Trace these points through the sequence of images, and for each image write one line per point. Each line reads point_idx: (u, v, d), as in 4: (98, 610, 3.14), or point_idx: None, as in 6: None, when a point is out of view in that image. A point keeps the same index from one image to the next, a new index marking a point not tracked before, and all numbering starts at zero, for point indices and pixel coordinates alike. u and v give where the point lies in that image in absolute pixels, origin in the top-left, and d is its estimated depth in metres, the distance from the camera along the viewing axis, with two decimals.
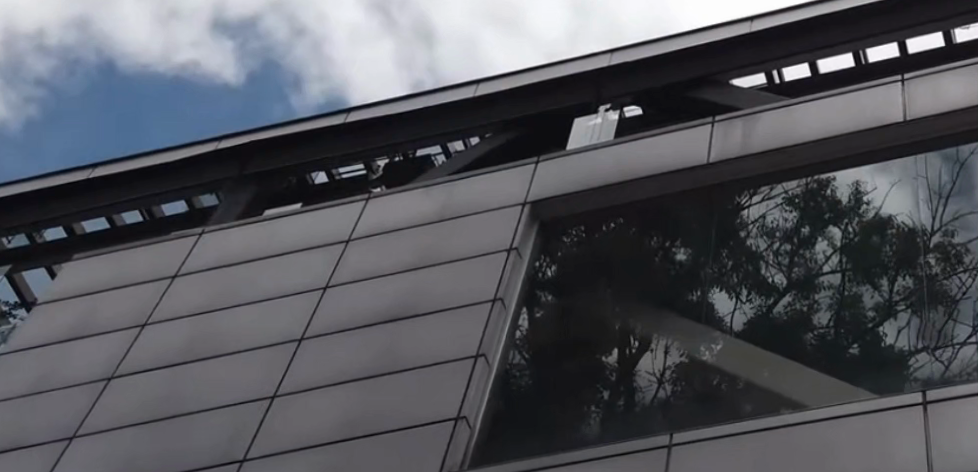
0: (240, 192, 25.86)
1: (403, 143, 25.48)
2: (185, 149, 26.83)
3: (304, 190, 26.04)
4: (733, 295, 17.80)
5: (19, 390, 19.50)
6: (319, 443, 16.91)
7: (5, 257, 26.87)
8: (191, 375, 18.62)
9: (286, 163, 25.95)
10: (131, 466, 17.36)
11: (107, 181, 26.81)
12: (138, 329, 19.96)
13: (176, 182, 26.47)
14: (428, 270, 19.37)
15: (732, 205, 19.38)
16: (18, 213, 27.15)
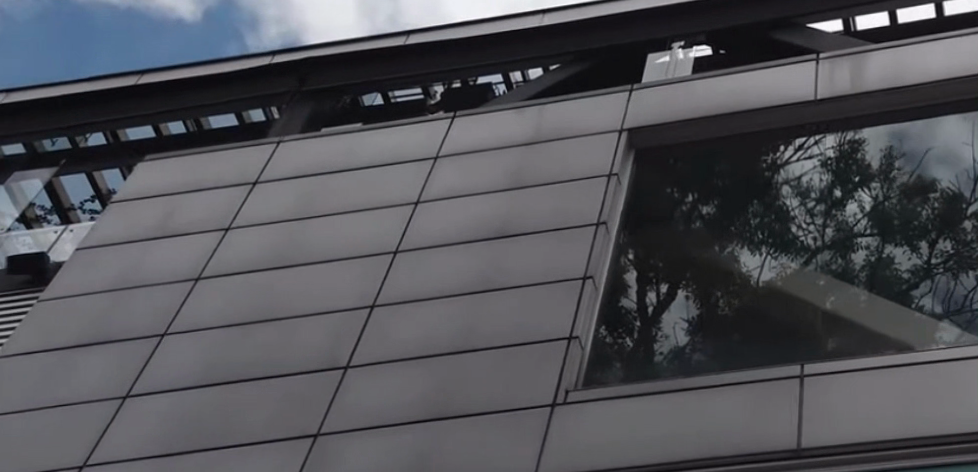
0: (299, 107, 25.43)
1: (465, 69, 24.88)
2: (244, 61, 26.38)
3: (356, 111, 25.68)
4: (759, 252, 17.17)
5: (90, 287, 18.25)
6: (423, 354, 15.80)
7: (47, 160, 26.46)
8: (274, 283, 17.61)
9: (338, 83, 25.54)
10: (221, 372, 16.19)
11: (164, 88, 26.51)
12: (223, 233, 19.23)
13: (258, 89, 26.03)
14: (511, 194, 18.85)
15: (771, 158, 18.63)
16: (68, 114, 26.77)
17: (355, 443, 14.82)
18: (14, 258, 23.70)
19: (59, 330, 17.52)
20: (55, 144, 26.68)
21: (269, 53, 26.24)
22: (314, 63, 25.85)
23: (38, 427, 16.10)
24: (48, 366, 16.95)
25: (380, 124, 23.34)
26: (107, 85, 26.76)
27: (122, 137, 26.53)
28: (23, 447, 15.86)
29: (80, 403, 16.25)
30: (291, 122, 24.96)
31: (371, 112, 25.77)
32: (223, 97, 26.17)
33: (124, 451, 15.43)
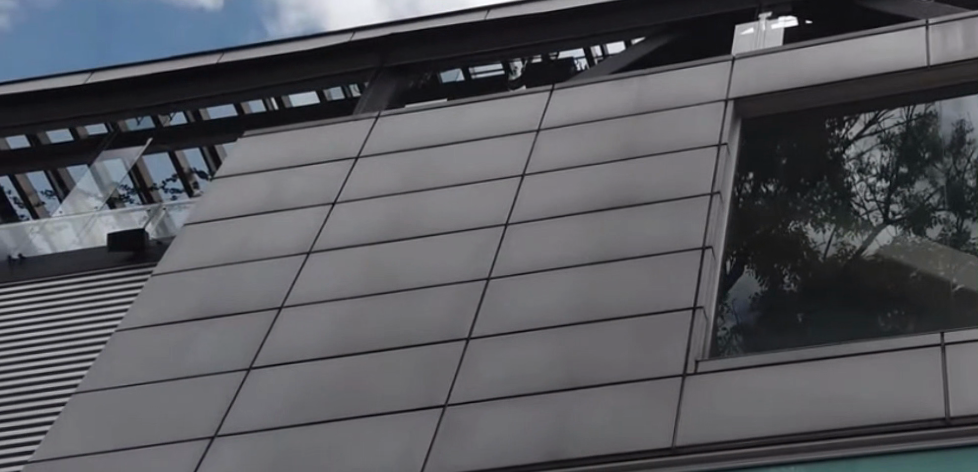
0: (386, 83, 25.40)
1: (546, 43, 24.76)
2: (324, 38, 26.26)
3: (436, 88, 25.46)
4: (823, 230, 16.99)
5: (204, 261, 18.27)
6: (545, 325, 15.75)
7: (133, 139, 26.65)
8: (390, 256, 17.58)
9: (422, 59, 25.46)
10: (343, 344, 16.18)
11: (250, 66, 26.48)
12: (330, 207, 19.06)
13: (339, 67, 25.94)
14: (616, 164, 18.67)
15: (838, 135, 18.39)
16: (155, 94, 26.91)
17: (486, 414, 14.79)
18: (114, 234, 23.20)
19: (178, 304, 17.55)
20: (138, 125, 26.86)
21: (349, 31, 26.11)
22: (398, 40, 25.70)
23: (161, 399, 16.13)
24: (167, 341, 16.98)
25: (468, 100, 23.13)
26: (192, 64, 26.70)
27: (205, 116, 26.59)
28: (149, 418, 15.91)
29: (200, 375, 16.29)
30: (378, 100, 24.84)
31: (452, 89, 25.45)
32: (312, 75, 26.13)
33: (254, 422, 15.45)
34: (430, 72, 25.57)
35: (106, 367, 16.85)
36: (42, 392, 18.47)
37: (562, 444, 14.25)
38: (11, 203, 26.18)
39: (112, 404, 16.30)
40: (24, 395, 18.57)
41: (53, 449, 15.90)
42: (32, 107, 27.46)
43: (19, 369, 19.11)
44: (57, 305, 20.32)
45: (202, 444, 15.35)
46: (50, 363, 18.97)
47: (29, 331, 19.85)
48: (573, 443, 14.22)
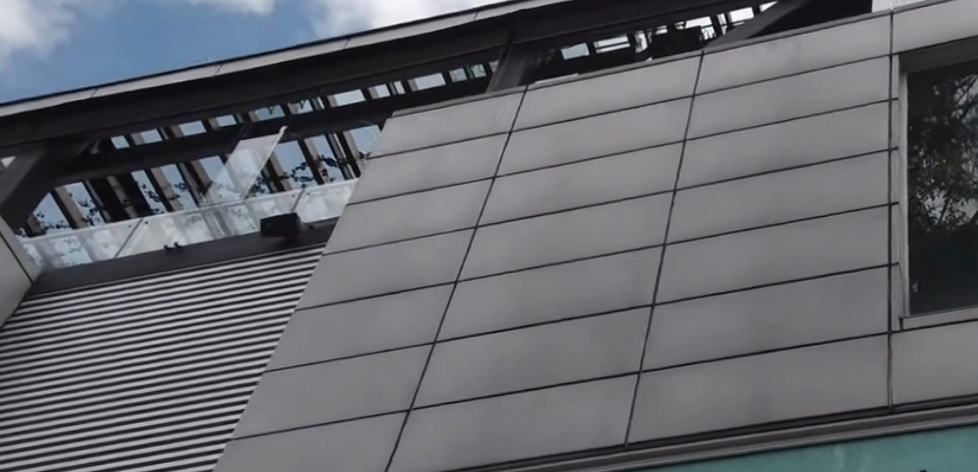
0: (517, 61, 25.92)
1: (671, 14, 25.19)
2: (449, 19, 26.96)
3: (560, 64, 26.31)
4: (935, 196, 16.42)
5: (374, 239, 18.09)
6: (731, 289, 15.39)
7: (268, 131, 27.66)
8: (562, 225, 17.28)
9: (545, 37, 26.12)
10: (525, 316, 15.93)
11: (380, 50, 27.14)
12: (490, 180, 18.69)
13: (466, 47, 26.61)
14: (781, 123, 18.14)
15: (951, 103, 17.83)
16: (298, 80, 27.49)
17: (683, 381, 14.44)
18: (268, 220, 23.16)
19: (352, 283, 17.41)
20: (273, 113, 27.77)
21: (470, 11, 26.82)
22: (521, 16, 26.32)
23: (350, 375, 16.02)
24: (346, 319, 16.85)
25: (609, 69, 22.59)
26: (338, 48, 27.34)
27: (332, 102, 27.44)
28: (341, 394, 15.81)
29: (383, 351, 16.14)
30: (511, 76, 25.48)
31: (575, 64, 26.30)
32: (444, 55, 26.69)
33: (448, 394, 15.27)
34: (553, 47, 26.21)
35: (285, 350, 16.73)
36: (225, 400, 18.53)
37: (768, 408, 13.87)
38: (148, 198, 27.90)
39: (301, 383, 16.21)
40: (206, 403, 18.62)
41: (250, 428, 15.85)
42: (189, 99, 28.01)
43: (197, 376, 19.20)
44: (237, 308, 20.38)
45: (398, 418, 15.19)
46: (229, 372, 19.05)
47: (201, 336, 19.98)
48: (778, 406, 13.84)
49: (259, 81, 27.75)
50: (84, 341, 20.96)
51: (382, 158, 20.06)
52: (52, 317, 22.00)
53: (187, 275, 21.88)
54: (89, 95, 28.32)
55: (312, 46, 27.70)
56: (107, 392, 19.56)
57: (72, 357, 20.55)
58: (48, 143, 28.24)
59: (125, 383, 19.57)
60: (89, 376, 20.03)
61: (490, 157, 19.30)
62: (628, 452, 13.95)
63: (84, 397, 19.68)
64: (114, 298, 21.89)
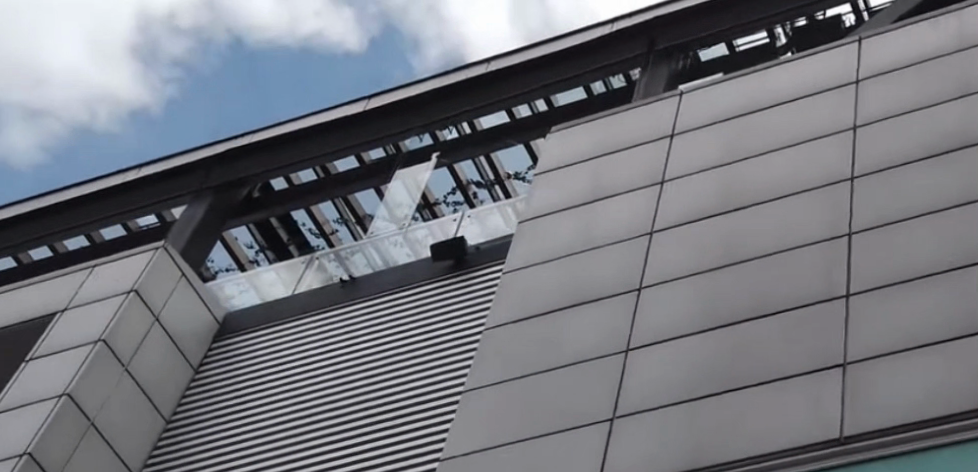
0: (660, 66, 25.78)
1: (812, 5, 24.82)
2: (587, 32, 27.00)
3: (697, 69, 26.25)
4: None
5: (551, 255, 17.98)
6: (927, 274, 15.01)
7: (418, 159, 27.91)
8: (741, 222, 17.01)
9: (686, 41, 25.94)
10: (717, 318, 15.71)
11: (526, 69, 27.22)
12: (659, 185, 18.45)
13: (606, 58, 26.55)
14: (951, 100, 17.64)
15: None
16: (449, 106, 27.61)
17: (892, 369, 14.09)
18: (436, 245, 23.31)
19: (535, 300, 17.31)
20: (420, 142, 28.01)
21: (607, 23, 26.84)
22: (660, 23, 26.20)
23: (546, 389, 15.91)
24: (535, 334, 16.77)
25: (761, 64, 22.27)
26: (482, 72, 27.56)
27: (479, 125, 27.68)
28: (540, 410, 15.70)
29: (577, 362, 16.02)
30: (656, 80, 25.38)
31: (715, 64, 26.31)
32: (581, 70, 26.70)
33: (649, 400, 15.12)
34: (694, 49, 26.07)
35: (476, 370, 16.66)
36: (427, 428, 18.78)
37: None
38: (308, 235, 28.67)
39: (497, 402, 16.12)
40: (404, 435, 18.92)
41: (456, 449, 15.79)
42: (344, 135, 28.24)
43: (397, 409, 19.53)
44: (429, 336, 20.58)
45: (602, 427, 15.05)
46: (425, 401, 19.34)
47: (396, 367, 20.29)
48: None
49: (411, 111, 27.91)
50: (284, 378, 21.29)
51: (546, 174, 19.95)
52: (243, 357, 22.43)
53: (375, 307, 22.16)
54: (246, 141, 28.91)
55: (460, 71, 27.76)
56: (309, 429, 19.93)
57: (277, 393, 20.95)
58: (215, 190, 28.70)
59: (327, 420, 19.94)
60: (288, 413, 20.42)
61: (656, 161, 19.05)
62: (844, 446, 13.64)
63: (297, 433, 19.96)
64: (306, 337, 22.21)
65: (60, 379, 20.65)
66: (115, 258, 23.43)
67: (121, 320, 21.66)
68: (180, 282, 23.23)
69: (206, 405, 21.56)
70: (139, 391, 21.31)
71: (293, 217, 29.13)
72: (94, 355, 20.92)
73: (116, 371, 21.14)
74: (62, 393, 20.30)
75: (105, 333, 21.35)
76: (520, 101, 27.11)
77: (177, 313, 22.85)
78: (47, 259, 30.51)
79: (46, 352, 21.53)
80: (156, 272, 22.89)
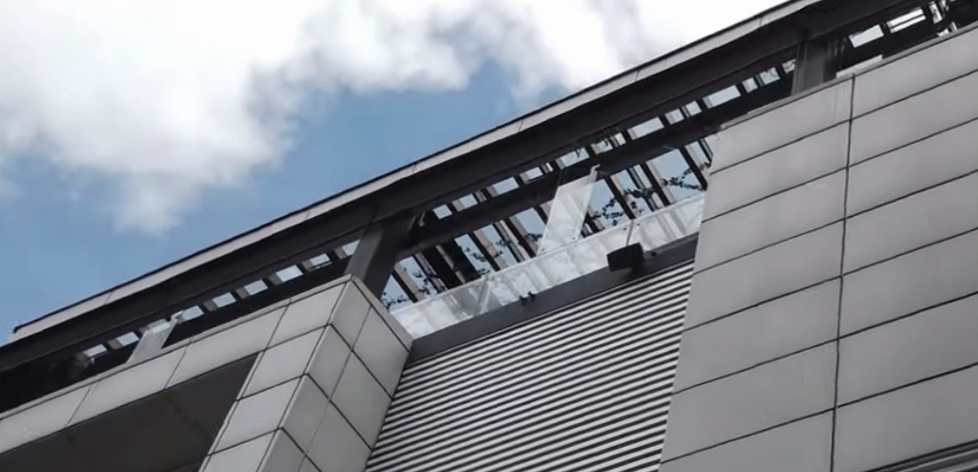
0: (817, 56, 25.53)
1: None
2: (740, 28, 26.87)
3: (852, 55, 26.06)
4: None
5: (744, 249, 17.99)
6: None
7: (580, 174, 28.37)
8: (936, 200, 16.86)
9: (839, 28, 25.67)
10: (927, 299, 15.62)
11: (684, 72, 27.19)
12: (844, 170, 18.34)
13: (759, 53, 26.35)
14: None
15: None
16: (610, 115, 27.67)
17: None
18: (613, 254, 23.42)
19: (734, 295, 17.35)
20: (577, 158, 28.58)
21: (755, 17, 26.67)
22: (814, 12, 26.02)
23: (758, 383, 15.96)
24: (739, 330, 16.82)
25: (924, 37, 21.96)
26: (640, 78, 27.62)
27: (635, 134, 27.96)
28: (756, 403, 15.74)
29: (787, 355, 16.04)
30: (814, 72, 25.13)
31: (870, 49, 26.11)
32: (732, 69, 26.52)
33: (869, 385, 15.09)
34: (848, 35, 25.72)
35: (682, 370, 16.74)
36: (643, 441, 19.27)
37: None
38: (473, 258, 29.87)
39: (709, 399, 16.17)
40: (621, 450, 19.41)
41: (675, 450, 15.81)
42: (509, 155, 28.49)
43: (612, 425, 20.01)
44: (635, 350, 21.06)
45: (826, 417, 15.04)
46: (638, 415, 19.81)
47: (606, 383, 20.81)
48: None
49: (573, 124, 28.04)
50: (499, 406, 22.01)
51: (725, 169, 19.93)
52: (451, 391, 23.38)
53: (576, 326, 22.78)
54: (408, 174, 29.60)
55: (619, 82, 27.88)
56: (522, 453, 20.68)
57: (495, 422, 21.68)
58: (385, 223, 29.20)
59: (538, 442, 20.66)
60: (501, 440, 21.23)
61: (837, 148, 18.91)
62: None
63: (521, 458, 20.60)
64: (513, 363, 22.92)
65: (273, 414, 21.77)
66: (304, 298, 25.06)
67: (320, 355, 23.16)
68: (369, 313, 25.11)
69: (421, 442, 22.49)
70: (344, 421, 22.80)
71: (457, 244, 29.78)
72: (302, 388, 22.19)
73: (323, 402, 22.50)
74: (277, 427, 21.39)
75: (309, 368, 22.72)
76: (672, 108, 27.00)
77: (367, 344, 24.58)
78: (230, 305, 31.66)
79: (254, 390, 22.77)
80: (346, 307, 24.63)
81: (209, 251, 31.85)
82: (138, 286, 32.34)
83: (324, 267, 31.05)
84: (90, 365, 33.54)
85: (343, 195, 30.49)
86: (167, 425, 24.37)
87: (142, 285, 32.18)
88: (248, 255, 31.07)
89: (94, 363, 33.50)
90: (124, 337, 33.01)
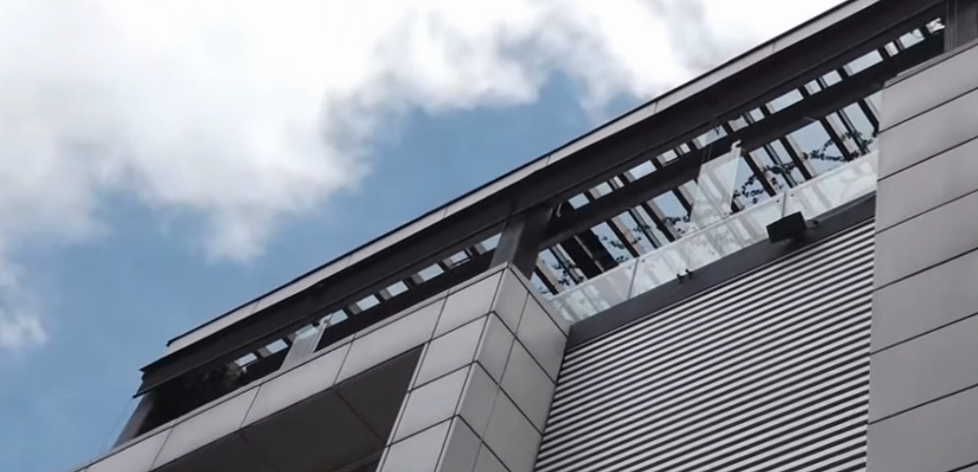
0: (968, 10, 24.89)
1: None
2: None
3: None
4: None
5: (933, 202, 18.14)
6: None
7: (721, 148, 27.70)
8: None
9: None
10: None
11: (830, 36, 26.72)
12: None
13: (902, 16, 25.95)
14: None
15: None
16: (756, 86, 27.27)
17: None
18: (773, 225, 23.13)
19: (926, 251, 17.60)
20: (715, 136, 27.80)
21: None
22: None
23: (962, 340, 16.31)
24: (934, 285, 17.12)
25: None
26: (783, 47, 27.25)
27: (772, 108, 27.64)
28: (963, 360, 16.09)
29: None
30: (966, 28, 24.56)
31: None
32: (875, 33, 26.10)
33: None
34: None
35: (879, 328, 17.06)
36: (827, 416, 19.07)
37: None
38: (611, 246, 29.49)
39: (911, 356, 16.50)
40: (804, 427, 19.22)
41: (882, 411, 16.14)
42: (654, 135, 28.18)
43: (792, 401, 19.83)
44: (810, 325, 20.85)
45: None
46: (819, 390, 19.60)
47: (783, 359, 20.64)
48: None
49: (719, 99, 27.69)
50: (671, 388, 21.93)
51: (898, 131, 19.69)
52: (618, 371, 23.29)
53: (743, 302, 22.60)
54: (545, 165, 29.55)
55: (765, 53, 27.52)
56: (701, 429, 20.69)
57: (669, 404, 21.60)
58: (525, 215, 28.98)
59: (717, 417, 20.65)
60: (677, 418, 21.24)
61: None
62: None
63: (701, 437, 20.51)
64: (681, 342, 22.79)
65: (448, 402, 21.96)
66: (463, 288, 25.08)
67: (486, 342, 23.18)
68: (527, 301, 24.98)
69: (593, 425, 22.44)
70: (515, 407, 22.75)
71: (594, 234, 29.40)
72: (472, 376, 22.33)
73: (493, 389, 22.58)
74: (453, 415, 21.58)
75: (477, 355, 22.84)
76: (810, 78, 26.54)
77: (530, 330, 24.52)
78: (374, 306, 31.47)
79: (424, 380, 23.01)
80: (506, 295, 24.54)
81: (356, 252, 32.01)
82: (291, 291, 32.63)
83: (465, 263, 30.57)
84: (241, 375, 33.57)
85: (487, 187, 30.45)
86: (337, 421, 25.05)
87: (296, 292, 32.50)
88: (397, 252, 31.16)
89: (246, 372, 33.51)
90: (273, 345, 32.70)
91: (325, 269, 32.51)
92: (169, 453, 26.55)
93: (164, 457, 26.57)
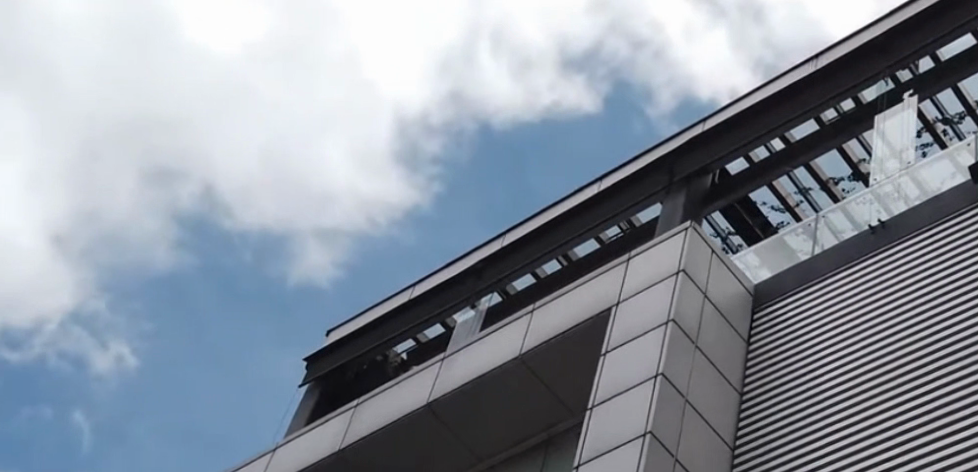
0: None
1: None
2: None
3: None
4: None
5: None
6: None
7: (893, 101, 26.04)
8: None
9: None
10: None
11: None
12: None
13: None
14: None
15: None
16: (925, 30, 25.92)
17: None
18: None
19: None
20: (884, 87, 26.19)
21: None
22: None
23: None
24: None
25: None
26: None
27: (944, 55, 26.11)
28: None
29: None
30: None
31: None
32: None
33: None
34: None
35: None
36: None
37: None
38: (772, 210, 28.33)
39: None
40: None
41: None
42: (817, 89, 26.74)
43: None
44: None
45: None
46: None
47: None
48: None
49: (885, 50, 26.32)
50: (874, 345, 20.89)
51: None
52: (812, 326, 22.31)
53: (945, 253, 21.47)
54: (702, 131, 28.22)
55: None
56: (882, 400, 19.89)
57: (876, 362, 20.55)
58: (685, 183, 27.81)
59: (908, 384, 19.78)
60: (863, 385, 20.37)
61: None
62: None
63: (917, 398, 19.47)
64: (879, 295, 21.71)
65: (649, 360, 21.26)
66: (647, 247, 24.21)
67: (681, 300, 22.37)
68: (714, 260, 24.01)
69: (789, 385, 21.50)
70: (713, 367, 21.93)
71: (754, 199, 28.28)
72: (670, 335, 21.57)
73: (691, 348, 21.81)
74: (657, 373, 20.88)
75: (673, 312, 22.04)
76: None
77: (720, 286, 23.63)
78: (531, 286, 30.74)
79: (619, 341, 22.33)
80: (694, 250, 23.65)
81: (509, 232, 31.18)
82: (445, 275, 31.90)
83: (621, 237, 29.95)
84: (400, 362, 33.11)
85: (646, 154, 29.37)
86: (524, 394, 24.37)
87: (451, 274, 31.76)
88: (549, 231, 30.26)
89: (405, 358, 32.99)
90: (431, 329, 32.37)
91: (479, 250, 31.74)
92: (356, 432, 26.15)
93: (351, 437, 26.15)
